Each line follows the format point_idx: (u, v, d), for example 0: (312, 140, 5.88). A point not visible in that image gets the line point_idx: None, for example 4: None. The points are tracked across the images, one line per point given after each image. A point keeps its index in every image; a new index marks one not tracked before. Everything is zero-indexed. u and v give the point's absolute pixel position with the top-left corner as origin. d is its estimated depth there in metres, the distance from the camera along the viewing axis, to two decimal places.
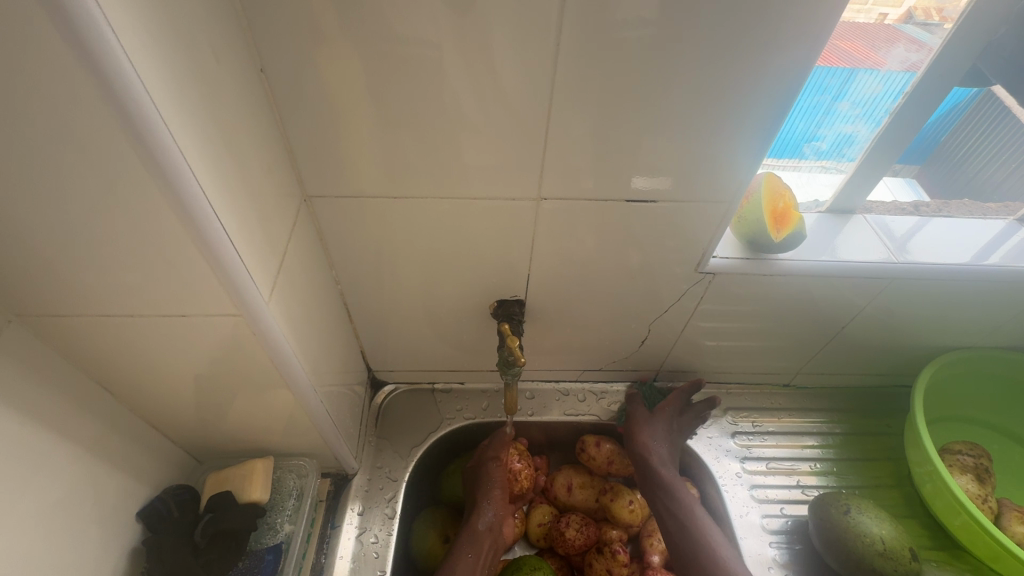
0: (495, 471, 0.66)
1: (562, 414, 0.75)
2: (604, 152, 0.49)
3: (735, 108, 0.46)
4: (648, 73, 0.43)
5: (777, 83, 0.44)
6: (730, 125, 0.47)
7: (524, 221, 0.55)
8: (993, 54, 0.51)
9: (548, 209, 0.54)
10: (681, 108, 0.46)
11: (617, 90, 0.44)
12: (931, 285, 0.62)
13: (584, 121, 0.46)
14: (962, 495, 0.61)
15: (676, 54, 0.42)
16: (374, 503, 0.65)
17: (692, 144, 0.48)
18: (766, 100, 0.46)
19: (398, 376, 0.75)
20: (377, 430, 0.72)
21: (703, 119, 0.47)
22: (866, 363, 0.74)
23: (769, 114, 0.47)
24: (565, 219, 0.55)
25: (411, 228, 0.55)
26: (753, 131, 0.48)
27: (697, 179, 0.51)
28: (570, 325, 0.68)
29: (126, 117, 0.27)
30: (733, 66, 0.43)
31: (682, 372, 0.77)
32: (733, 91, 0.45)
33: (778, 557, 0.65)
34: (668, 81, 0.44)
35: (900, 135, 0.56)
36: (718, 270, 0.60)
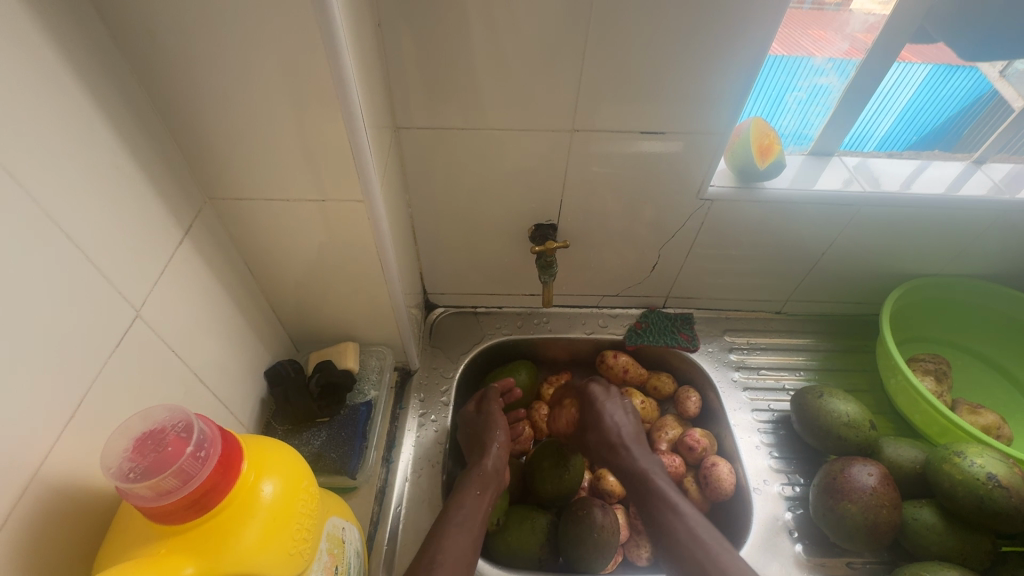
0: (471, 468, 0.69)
1: (585, 334, 0.89)
2: (636, 98, 0.61)
3: (726, 50, 0.57)
4: (678, 28, 0.55)
5: (755, 22, 0.54)
6: (723, 61, 0.57)
7: (561, 151, 0.66)
8: (932, 15, 0.62)
9: (581, 140, 0.65)
10: (703, 60, 0.57)
11: (652, 42, 0.56)
12: (895, 214, 0.74)
13: (623, 70, 0.58)
14: (920, 386, 0.73)
15: (703, 14, 0.54)
16: (432, 393, 0.80)
17: (694, 82, 0.59)
18: (749, 43, 0.56)
19: (447, 300, 0.90)
20: (431, 341, 0.87)
21: (702, 59, 0.57)
22: (847, 291, 0.87)
23: (750, 53, 0.57)
24: (595, 148, 0.65)
25: (468, 160, 0.67)
26: (738, 67, 0.58)
27: (695, 110, 0.62)
28: (597, 255, 0.81)
29: (325, 36, 0.40)
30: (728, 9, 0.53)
31: (687, 300, 0.90)
32: (728, 33, 0.55)
33: (765, 439, 0.77)
34: (695, 36, 0.55)
35: (863, 88, 0.68)
36: (715, 198, 0.71)
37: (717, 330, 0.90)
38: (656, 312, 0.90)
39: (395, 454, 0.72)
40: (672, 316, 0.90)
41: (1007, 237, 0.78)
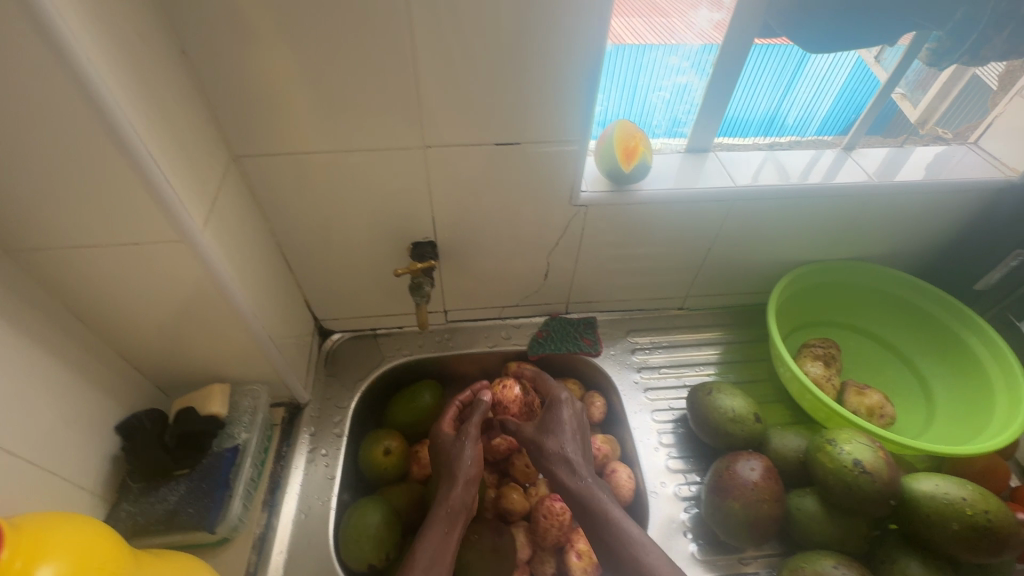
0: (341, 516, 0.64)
1: (488, 346, 0.88)
2: (481, 110, 0.58)
3: (564, 56, 0.55)
4: (507, 36, 0.52)
5: (585, 24, 0.53)
6: (565, 66, 0.56)
7: (418, 168, 0.63)
8: (774, 10, 0.62)
9: (437, 155, 0.62)
10: (542, 67, 0.55)
11: (483, 51, 0.53)
12: (767, 205, 0.75)
13: (459, 82, 0.55)
14: (801, 375, 0.73)
15: (529, 20, 0.52)
16: (324, 426, 0.76)
17: (541, 89, 0.57)
18: (585, 45, 0.54)
19: (342, 325, 0.86)
20: (327, 369, 0.83)
21: (543, 66, 0.55)
22: (741, 283, 0.88)
23: (588, 55, 0.55)
24: (453, 162, 0.63)
25: (324, 184, 0.64)
26: (580, 70, 0.56)
27: (549, 118, 0.60)
28: (485, 268, 0.79)
29: (72, 72, 0.36)
30: (554, 13, 0.51)
31: (588, 304, 0.89)
32: (562, 38, 0.53)
33: (665, 440, 0.77)
34: (526, 42, 0.53)
35: (720, 85, 0.68)
36: (589, 203, 0.70)
37: (621, 332, 0.90)
38: (557, 319, 0.89)
39: (278, 496, 0.68)
40: (575, 321, 0.89)
41: (881, 222, 0.79)
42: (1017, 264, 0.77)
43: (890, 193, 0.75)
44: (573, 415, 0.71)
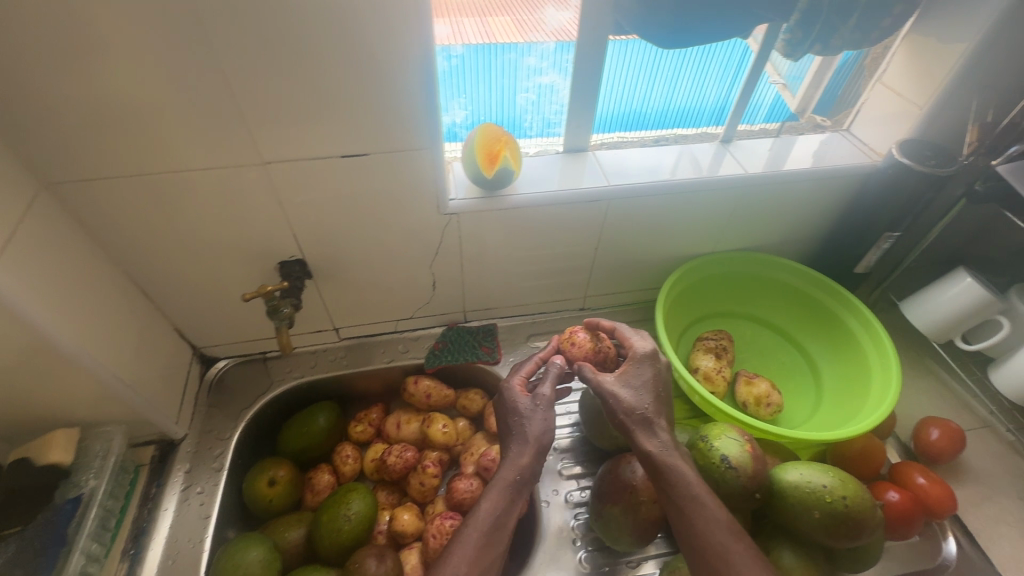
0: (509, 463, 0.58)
1: (385, 363, 0.85)
2: (314, 122, 0.55)
3: (392, 62, 0.52)
4: (322, 45, 0.50)
5: (407, 29, 0.50)
6: (396, 73, 0.53)
7: (263, 185, 0.60)
8: (621, 10, 0.60)
9: (280, 171, 0.59)
10: (369, 77, 0.53)
11: (300, 61, 0.50)
12: (645, 201, 0.74)
13: (282, 94, 0.52)
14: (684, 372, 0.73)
15: (343, 26, 0.49)
16: (201, 461, 0.72)
17: (376, 98, 0.54)
18: (412, 50, 0.51)
19: (226, 351, 0.82)
20: (210, 399, 0.79)
21: (372, 75, 0.52)
22: (637, 280, 0.88)
23: (419, 61, 0.52)
24: (300, 176, 0.60)
25: (161, 207, 0.59)
26: (414, 77, 0.53)
27: (393, 127, 0.57)
28: (366, 282, 0.76)
29: None
30: (369, 18, 0.49)
31: (486, 311, 0.87)
32: (385, 44, 0.51)
33: (560, 446, 0.76)
34: (345, 51, 0.50)
35: (581, 84, 0.67)
36: (459, 211, 0.68)
37: (522, 337, 0.88)
38: (455, 328, 0.87)
39: (142, 543, 0.65)
40: (473, 330, 0.87)
41: (761, 213, 0.80)
42: (888, 246, 0.79)
43: (763, 185, 0.75)
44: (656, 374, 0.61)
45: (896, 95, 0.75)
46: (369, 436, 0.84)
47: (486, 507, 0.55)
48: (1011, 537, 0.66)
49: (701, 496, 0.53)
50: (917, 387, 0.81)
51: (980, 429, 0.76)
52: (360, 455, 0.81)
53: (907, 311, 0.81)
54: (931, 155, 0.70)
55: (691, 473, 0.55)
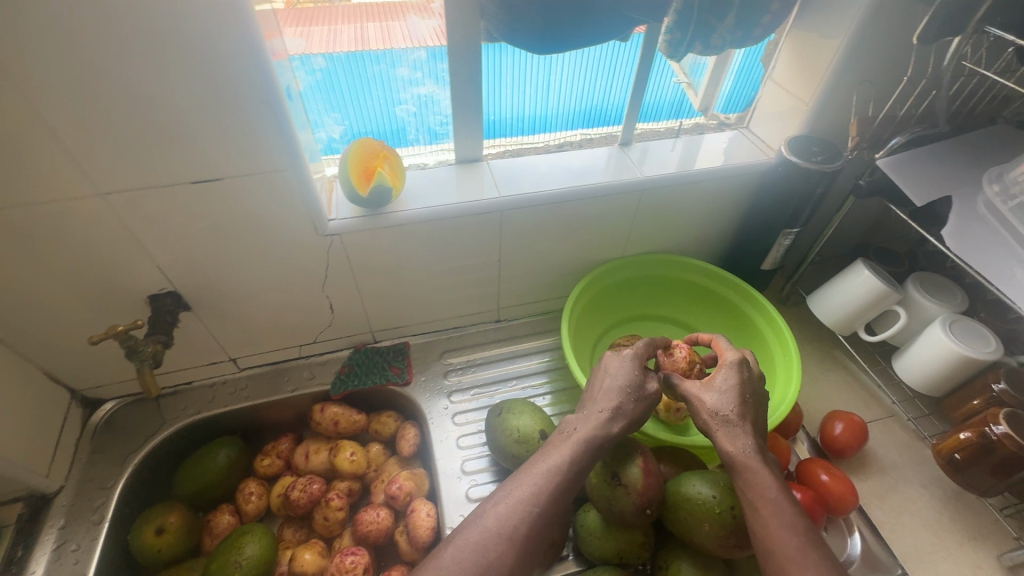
0: (589, 422, 0.55)
1: (290, 392, 0.81)
2: (151, 148, 0.51)
3: (224, 83, 0.49)
4: (140, 69, 0.46)
5: (232, 47, 0.47)
6: (232, 94, 0.50)
7: (109, 219, 0.55)
8: (489, 17, 0.58)
9: (124, 203, 0.54)
10: (200, 98, 0.49)
11: (117, 86, 0.47)
12: (541, 211, 0.72)
13: (105, 121, 0.48)
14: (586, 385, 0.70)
15: (159, 46, 0.45)
16: (80, 515, 0.67)
17: (215, 121, 0.51)
18: (244, 70, 0.48)
19: (113, 392, 0.76)
20: (94, 445, 0.73)
21: (205, 97, 0.49)
22: (550, 289, 0.86)
23: (254, 80, 0.49)
24: (149, 207, 0.56)
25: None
26: (252, 96, 0.50)
27: (243, 151, 0.54)
28: (254, 310, 0.72)
29: None
30: (186, 37, 0.45)
31: (396, 330, 0.84)
32: (212, 64, 0.47)
33: (468, 468, 0.74)
34: (166, 72, 0.47)
35: (459, 92, 0.65)
36: (340, 231, 0.64)
37: (435, 355, 0.85)
38: (362, 350, 0.83)
39: None
40: (383, 350, 0.84)
41: (665, 217, 0.79)
42: (788, 243, 0.80)
43: (659, 188, 0.74)
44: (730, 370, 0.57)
45: (786, 92, 0.74)
46: (278, 470, 0.79)
47: (555, 457, 0.52)
48: (912, 527, 0.67)
49: (776, 500, 0.50)
50: (828, 380, 0.82)
51: (885, 419, 0.77)
52: (266, 491, 0.77)
53: (813, 306, 0.81)
54: (818, 150, 0.70)
55: (773, 479, 0.51)
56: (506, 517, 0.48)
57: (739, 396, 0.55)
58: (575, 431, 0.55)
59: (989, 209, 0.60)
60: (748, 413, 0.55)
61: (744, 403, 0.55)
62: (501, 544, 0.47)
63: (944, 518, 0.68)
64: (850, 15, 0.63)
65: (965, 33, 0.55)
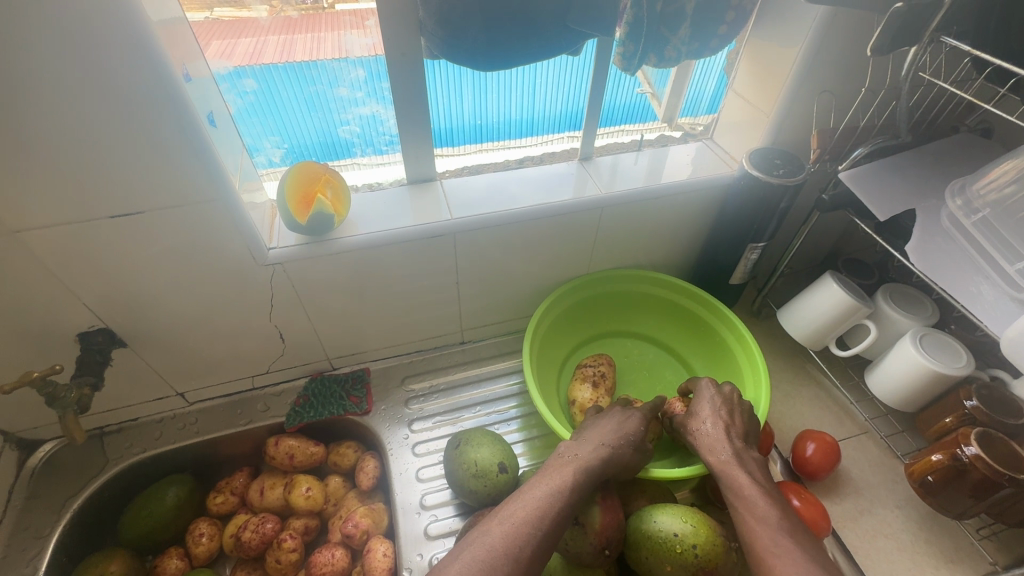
0: (589, 447, 0.57)
1: (242, 426, 0.77)
2: (59, 183, 0.47)
3: (136, 114, 0.45)
4: (37, 103, 0.43)
5: (139, 75, 0.44)
6: (146, 125, 0.46)
7: (22, 258, 0.52)
8: (428, 34, 0.55)
9: (37, 241, 0.51)
10: (110, 129, 0.46)
11: (13, 120, 0.43)
12: (498, 230, 0.69)
13: (2, 158, 0.44)
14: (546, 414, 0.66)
15: (56, 77, 0.42)
16: (11, 569, 0.63)
17: (129, 154, 0.48)
18: (156, 99, 0.45)
19: (51, 433, 0.72)
20: (30, 490, 0.69)
21: (115, 129, 0.46)
22: (515, 308, 0.84)
23: (169, 110, 0.46)
24: (66, 244, 0.52)
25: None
26: (167, 126, 0.47)
27: (165, 183, 0.51)
28: (197, 343, 0.68)
29: None
30: (86, 68, 0.42)
31: (354, 356, 0.81)
32: (118, 94, 0.44)
33: (426, 501, 0.70)
34: (67, 103, 0.43)
35: (404, 111, 0.62)
36: (281, 260, 0.61)
37: (396, 380, 0.82)
38: (319, 379, 0.80)
39: None
40: (341, 378, 0.80)
41: (629, 232, 0.77)
42: (756, 257, 0.77)
43: (620, 205, 0.72)
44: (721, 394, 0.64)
45: (747, 103, 0.72)
46: (233, 507, 0.75)
47: (558, 476, 0.53)
48: (887, 551, 0.64)
49: (757, 498, 0.53)
50: (801, 396, 0.79)
51: (859, 435, 0.74)
52: (218, 530, 0.73)
53: (784, 320, 0.79)
54: (780, 163, 0.68)
55: (755, 483, 0.55)
56: (510, 536, 0.48)
57: (717, 416, 0.61)
58: (575, 456, 0.56)
59: (954, 223, 0.58)
60: (728, 427, 0.60)
61: (722, 420, 0.61)
62: (508, 563, 0.46)
63: (919, 540, 0.65)
64: (805, 24, 0.61)
65: (921, 43, 0.53)
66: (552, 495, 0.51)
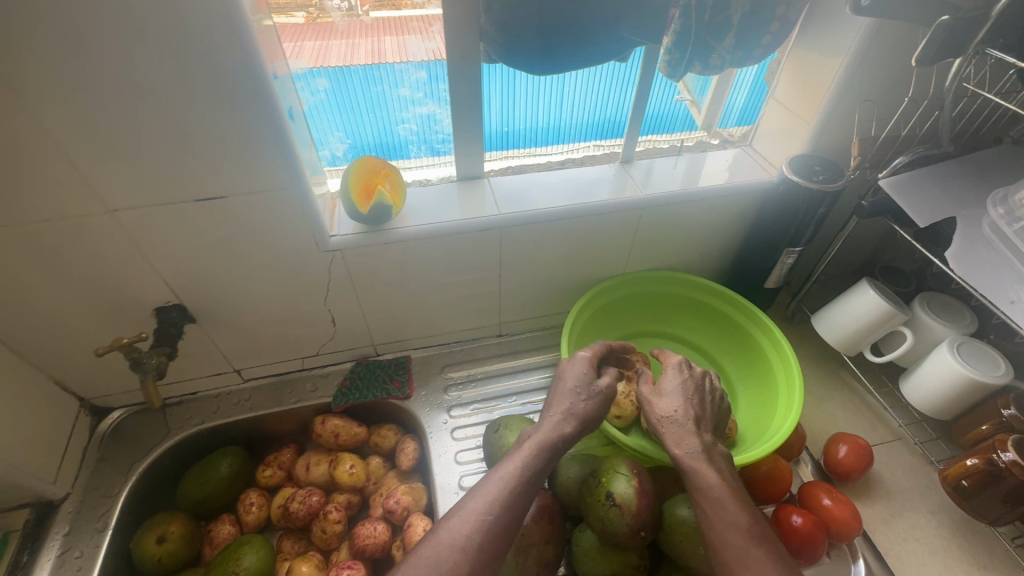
0: (545, 429, 0.56)
1: (292, 404, 0.82)
2: (156, 167, 0.53)
3: (229, 108, 0.50)
4: (148, 95, 0.48)
5: (236, 73, 0.48)
6: (236, 117, 0.51)
7: (117, 234, 0.57)
8: (488, 39, 0.59)
9: (131, 219, 0.56)
10: (206, 120, 0.51)
11: (125, 110, 0.48)
12: (542, 226, 0.72)
13: (112, 143, 0.50)
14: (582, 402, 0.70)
15: (165, 72, 0.47)
16: (84, 522, 0.69)
17: (219, 143, 0.53)
18: (248, 94, 0.50)
19: (120, 401, 0.78)
20: (101, 453, 0.75)
21: (210, 120, 0.51)
22: (552, 304, 0.87)
23: (258, 105, 0.51)
24: (155, 224, 0.57)
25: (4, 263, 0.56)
26: (254, 119, 0.52)
27: (246, 171, 0.55)
28: (257, 322, 0.73)
29: None
30: (192, 65, 0.47)
31: (398, 344, 0.85)
32: (217, 89, 0.49)
33: (465, 483, 0.74)
34: (171, 97, 0.48)
35: (460, 111, 0.66)
36: (341, 246, 0.65)
37: (436, 369, 0.86)
38: (364, 363, 0.84)
39: None
40: (385, 363, 0.84)
41: (668, 233, 0.79)
42: (792, 261, 0.79)
43: (660, 206, 0.74)
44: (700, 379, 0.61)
45: (788, 111, 0.74)
46: (279, 480, 0.80)
47: (508, 465, 0.53)
48: (919, 555, 0.65)
49: (724, 500, 0.50)
50: (833, 400, 0.80)
51: (892, 441, 0.75)
52: (267, 501, 0.78)
53: (818, 325, 0.80)
54: (820, 170, 0.69)
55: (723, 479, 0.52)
56: (463, 528, 0.47)
57: (687, 405, 0.58)
58: (530, 439, 0.55)
59: (995, 231, 0.59)
60: (698, 419, 0.58)
61: (692, 411, 0.58)
62: (458, 556, 0.45)
63: (952, 546, 0.66)
64: (849, 35, 0.63)
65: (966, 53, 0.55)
66: (520, 489, 0.51)
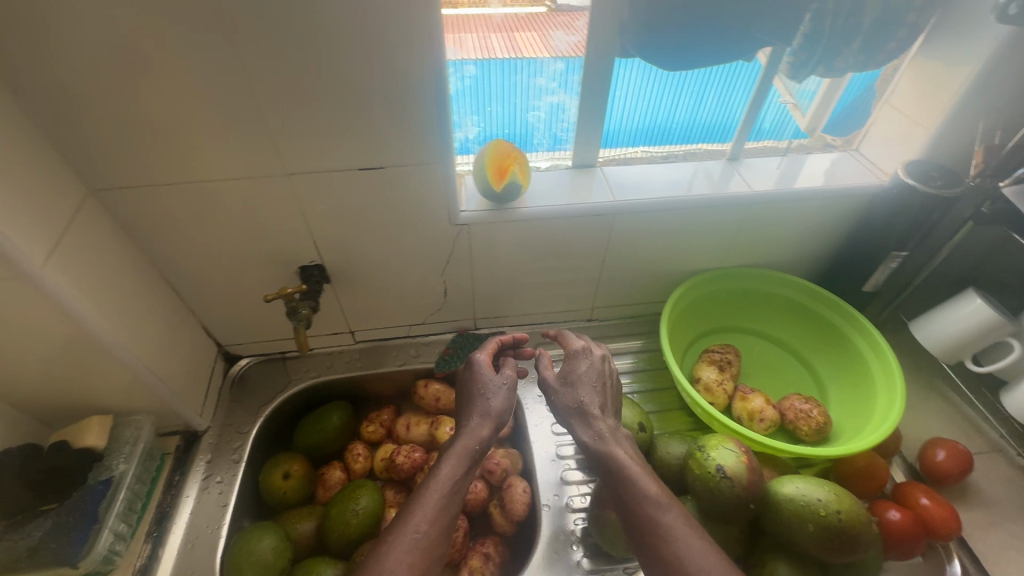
0: (471, 430, 0.60)
1: (397, 366, 0.88)
2: (334, 136, 0.60)
3: (406, 85, 0.57)
4: (342, 70, 0.55)
5: (420, 55, 0.55)
6: (410, 95, 0.57)
7: (286, 195, 0.64)
8: (629, 35, 0.64)
9: (301, 182, 0.63)
10: (385, 95, 0.57)
11: (322, 83, 0.55)
12: (652, 216, 0.76)
13: (304, 112, 0.57)
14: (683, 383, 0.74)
15: (361, 52, 0.54)
16: (222, 453, 0.77)
17: (390, 117, 0.59)
18: (425, 74, 0.56)
19: (249, 350, 0.87)
20: (232, 395, 0.84)
21: (387, 95, 0.57)
22: (645, 294, 0.90)
23: (431, 83, 0.57)
24: (319, 188, 0.64)
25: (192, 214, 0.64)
26: (425, 98, 0.58)
27: (406, 144, 0.62)
28: (380, 287, 0.80)
29: None
30: (385, 46, 0.54)
31: (496, 319, 0.90)
32: (399, 69, 0.55)
33: (562, 452, 0.78)
34: (362, 74, 0.55)
35: (588, 103, 0.71)
36: (469, 221, 0.71)
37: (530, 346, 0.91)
38: (464, 335, 0.90)
39: (163, 526, 0.70)
40: (483, 337, 0.90)
41: (769, 231, 0.82)
42: (895, 266, 0.80)
43: (769, 202, 0.76)
44: (592, 368, 0.63)
45: (904, 117, 0.75)
46: (380, 437, 0.86)
47: (444, 469, 0.56)
48: (1019, 562, 0.65)
49: (641, 479, 0.54)
50: (927, 408, 0.81)
51: (990, 452, 0.75)
52: (371, 454, 0.83)
53: (916, 331, 0.81)
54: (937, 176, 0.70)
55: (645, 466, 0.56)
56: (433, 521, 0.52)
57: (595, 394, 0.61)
58: (459, 442, 0.59)
59: None
60: (604, 407, 0.61)
61: (599, 399, 0.61)
62: (429, 547, 0.50)
63: None
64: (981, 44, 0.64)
65: None
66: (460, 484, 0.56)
